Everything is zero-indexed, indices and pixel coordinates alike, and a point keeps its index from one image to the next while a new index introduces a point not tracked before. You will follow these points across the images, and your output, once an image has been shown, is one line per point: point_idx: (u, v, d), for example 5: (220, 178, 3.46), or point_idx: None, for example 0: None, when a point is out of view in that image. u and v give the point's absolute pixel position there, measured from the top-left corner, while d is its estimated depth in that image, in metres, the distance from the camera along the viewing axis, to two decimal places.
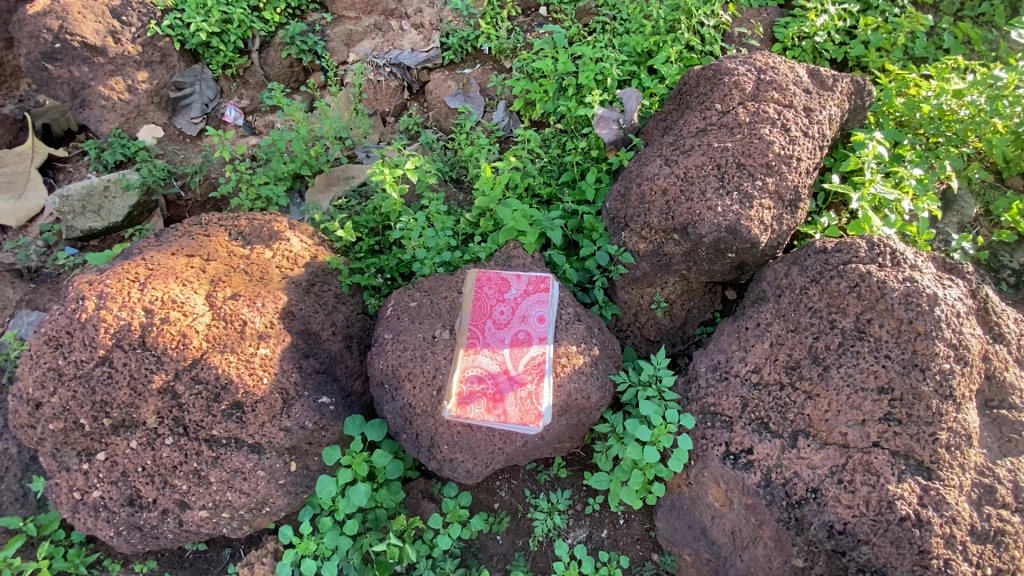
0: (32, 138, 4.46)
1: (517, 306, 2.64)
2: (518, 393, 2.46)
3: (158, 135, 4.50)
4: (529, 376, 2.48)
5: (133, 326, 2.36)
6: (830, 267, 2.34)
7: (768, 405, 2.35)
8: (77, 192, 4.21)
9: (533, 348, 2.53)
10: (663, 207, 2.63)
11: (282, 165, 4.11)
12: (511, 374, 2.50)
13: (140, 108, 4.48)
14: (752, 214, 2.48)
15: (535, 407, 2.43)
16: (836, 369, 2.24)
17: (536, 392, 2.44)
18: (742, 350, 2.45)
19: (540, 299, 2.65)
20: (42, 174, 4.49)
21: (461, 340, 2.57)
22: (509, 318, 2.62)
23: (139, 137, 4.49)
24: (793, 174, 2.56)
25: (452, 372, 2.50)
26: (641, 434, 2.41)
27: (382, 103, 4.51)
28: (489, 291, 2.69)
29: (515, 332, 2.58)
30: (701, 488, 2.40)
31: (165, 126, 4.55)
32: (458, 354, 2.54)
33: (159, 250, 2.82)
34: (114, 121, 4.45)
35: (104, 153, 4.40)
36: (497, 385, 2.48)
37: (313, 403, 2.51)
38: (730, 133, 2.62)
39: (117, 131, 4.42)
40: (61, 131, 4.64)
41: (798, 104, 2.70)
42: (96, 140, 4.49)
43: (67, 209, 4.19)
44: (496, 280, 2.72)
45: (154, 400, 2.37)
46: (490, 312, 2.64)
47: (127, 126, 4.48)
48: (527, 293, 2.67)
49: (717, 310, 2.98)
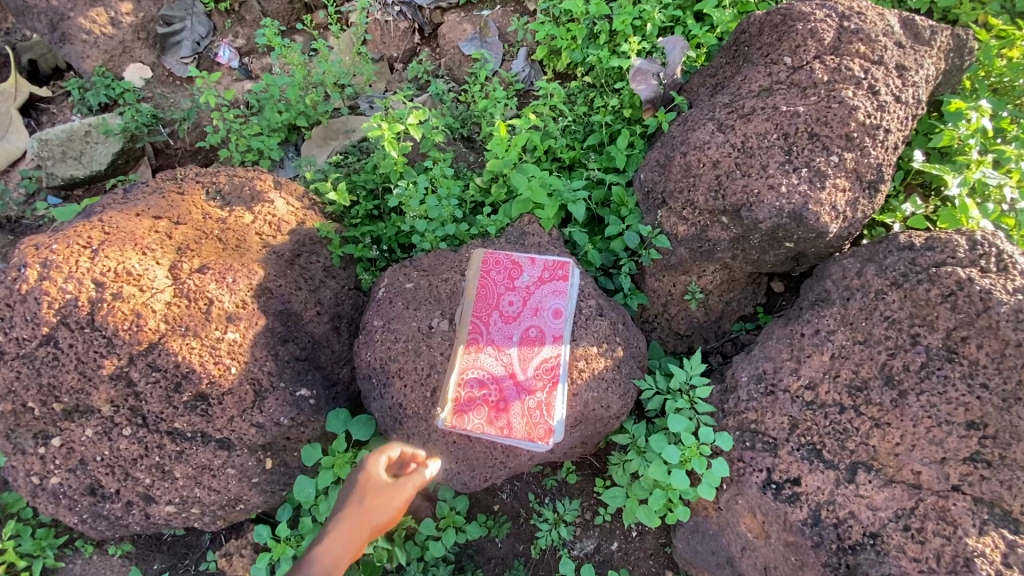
0: (15, 74, 4.06)
1: (529, 296, 2.25)
2: (525, 403, 2.12)
3: (146, 76, 4.08)
4: (540, 383, 2.12)
5: (80, 302, 2.02)
6: (918, 269, 1.91)
7: (823, 430, 1.96)
8: (57, 136, 3.83)
9: (545, 349, 2.16)
10: (713, 182, 2.17)
11: (275, 115, 3.67)
12: (518, 380, 2.15)
13: (125, 44, 4.05)
14: (823, 197, 2.02)
15: (544, 421, 2.09)
16: (915, 396, 1.84)
17: (547, 403, 2.10)
18: (794, 360, 2.05)
19: (557, 289, 2.25)
20: (24, 116, 4.11)
21: (461, 334, 2.20)
22: (519, 310, 2.24)
23: (125, 77, 4.06)
24: (877, 149, 2.07)
25: (449, 374, 2.15)
26: (668, 455, 2.05)
27: (389, 47, 4.02)
28: (497, 276, 2.30)
29: (526, 328, 2.21)
30: (733, 516, 2.06)
31: (153, 65, 4.11)
32: (457, 352, 2.18)
33: (122, 210, 2.46)
34: (97, 58, 4.01)
35: (87, 94, 3.99)
36: (500, 392, 2.14)
37: (290, 397, 2.19)
38: (802, 94, 2.12)
39: (100, 70, 4.00)
40: (50, 69, 4.22)
41: (889, 61, 2.17)
42: (79, 79, 4.07)
43: (46, 154, 3.83)
44: (506, 264, 2.32)
45: (106, 387, 2.06)
46: (497, 302, 2.26)
47: (112, 64, 4.05)
48: (542, 281, 2.28)
49: (759, 304, 2.57)
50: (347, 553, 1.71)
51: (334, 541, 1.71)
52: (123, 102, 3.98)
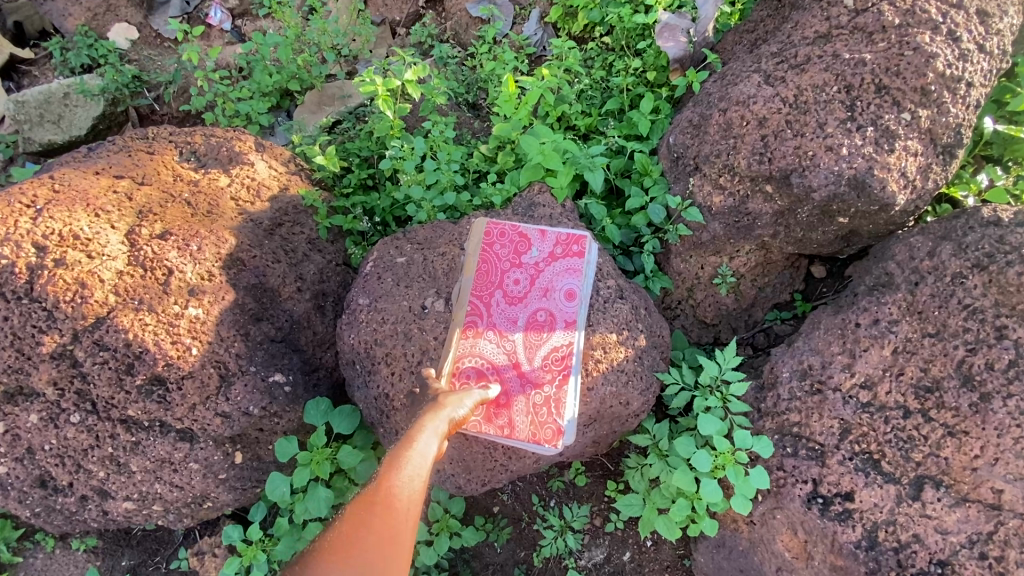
0: None
1: (538, 275, 1.96)
2: (530, 399, 1.83)
3: (132, 37, 3.86)
4: (548, 375, 1.83)
5: (17, 269, 1.75)
6: (1007, 248, 1.59)
7: (883, 437, 1.65)
8: (34, 97, 3.54)
9: (556, 336, 1.87)
10: (757, 144, 1.85)
11: (266, 77, 3.37)
12: (523, 371, 1.86)
13: (111, 4, 3.84)
14: (891, 161, 1.70)
15: (552, 420, 1.80)
16: (1000, 400, 1.53)
17: (557, 399, 1.81)
18: (848, 354, 1.74)
19: (570, 266, 1.95)
20: (4, 79, 3.82)
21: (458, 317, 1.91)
22: (526, 290, 1.95)
23: (110, 38, 3.84)
24: (957, 107, 1.74)
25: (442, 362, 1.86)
26: (697, 461, 1.76)
27: (392, 11, 3.72)
28: (501, 250, 2.00)
29: (533, 311, 1.92)
30: (769, 533, 1.78)
31: (140, 26, 3.90)
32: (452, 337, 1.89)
33: (80, 168, 2.18)
34: (80, 17, 3.82)
35: (68, 54, 3.72)
36: (502, 385, 1.86)
37: (262, 383, 1.92)
38: (868, 40, 1.79)
39: (83, 30, 3.77)
40: (35, 32, 3.94)
41: (972, 4, 1.82)
42: (60, 38, 3.80)
43: (22, 117, 3.54)
44: (512, 236, 2.02)
45: (48, 367, 1.79)
46: (501, 281, 1.97)
47: (95, 24, 3.83)
48: (554, 257, 1.98)
49: (797, 291, 2.26)
50: (421, 473, 1.34)
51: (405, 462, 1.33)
52: (105, 62, 3.71)
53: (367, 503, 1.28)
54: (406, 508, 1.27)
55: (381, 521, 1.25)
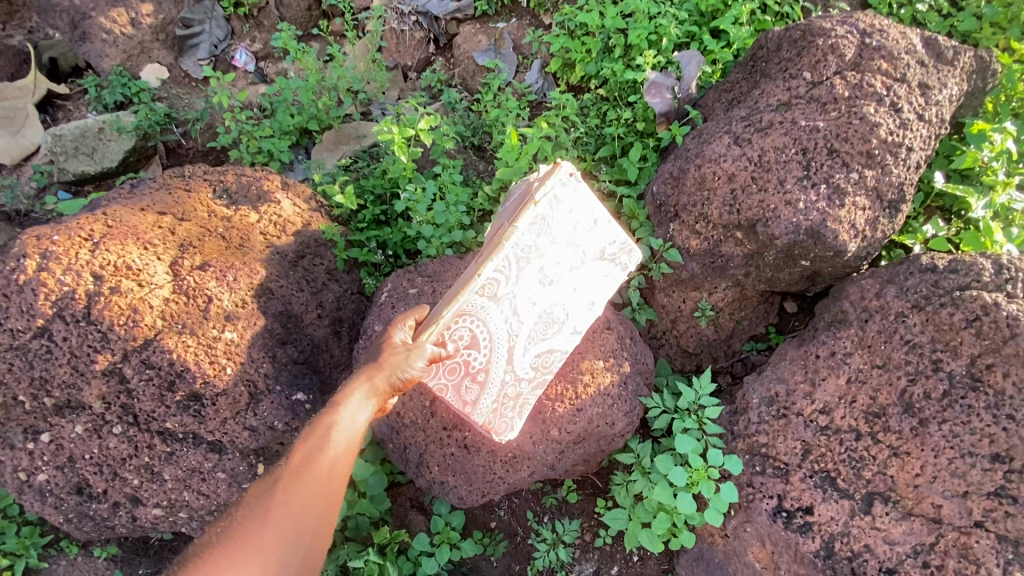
0: (34, 71, 4.06)
1: (582, 263, 1.97)
2: (506, 386, 1.94)
3: (162, 77, 4.11)
4: (532, 375, 1.97)
5: (77, 295, 1.98)
6: (940, 291, 1.83)
7: (839, 457, 1.87)
8: (70, 131, 3.84)
9: (557, 339, 1.99)
10: (727, 196, 2.12)
11: (288, 117, 3.66)
12: (513, 356, 1.93)
13: (144, 44, 4.10)
14: (842, 214, 1.96)
15: (511, 418, 1.97)
16: (936, 425, 1.74)
17: (522, 403, 1.98)
18: (809, 383, 1.96)
19: (610, 272, 2.02)
20: (40, 112, 4.11)
21: (487, 265, 1.81)
22: (564, 273, 1.95)
23: (142, 77, 4.10)
24: (899, 167, 2.02)
25: (452, 307, 1.79)
26: (675, 477, 1.95)
27: (404, 56, 4.01)
28: (564, 213, 1.90)
29: (557, 301, 1.96)
30: (741, 545, 1.97)
31: (170, 66, 4.15)
32: (473, 285, 1.80)
33: (127, 205, 2.42)
34: (115, 57, 4.06)
35: (103, 92, 4.01)
36: (492, 356, 1.90)
37: (286, 401, 2.14)
38: (822, 109, 2.07)
39: (118, 69, 4.03)
40: (69, 67, 4.23)
41: (912, 79, 2.12)
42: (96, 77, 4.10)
43: (58, 149, 3.83)
44: (582, 203, 1.92)
45: (99, 383, 2.01)
46: (547, 249, 1.92)
47: (129, 63, 4.09)
48: (603, 254, 2.00)
49: (771, 324, 2.49)
50: (352, 434, 1.61)
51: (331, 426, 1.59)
52: (138, 101, 4.01)
53: (299, 464, 1.53)
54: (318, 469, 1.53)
55: (313, 484, 1.51)
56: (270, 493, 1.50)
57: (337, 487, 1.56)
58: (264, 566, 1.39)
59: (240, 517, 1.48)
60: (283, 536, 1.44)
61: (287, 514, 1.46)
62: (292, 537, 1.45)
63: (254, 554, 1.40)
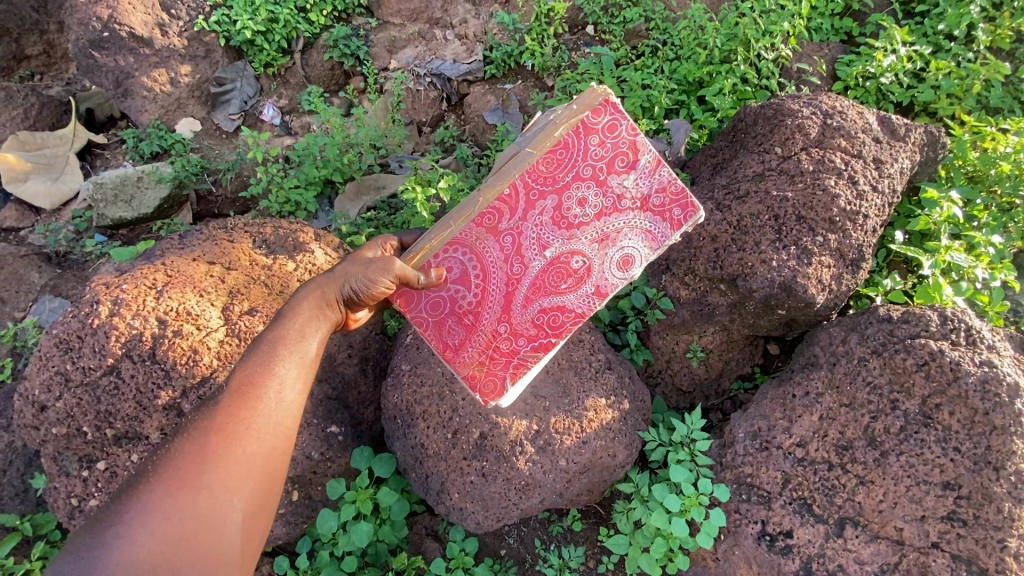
0: (75, 122, 4.23)
1: (614, 210, 2.03)
2: (498, 330, 2.12)
3: (195, 129, 4.17)
4: (534, 331, 2.11)
5: (144, 337, 2.31)
6: (895, 339, 2.13)
7: (814, 485, 2.12)
8: (111, 179, 3.92)
9: (567, 293, 2.09)
10: (712, 254, 2.46)
11: (313, 169, 3.71)
12: (512, 299, 2.11)
13: (180, 100, 4.16)
14: (810, 271, 2.28)
15: (502, 384, 2.13)
16: (895, 456, 2.02)
17: (519, 372, 2.13)
18: (787, 419, 2.23)
19: (652, 227, 2.03)
20: (80, 160, 4.24)
21: (492, 193, 2.06)
22: (589, 218, 2.05)
23: (177, 130, 4.16)
24: (858, 232, 2.35)
25: (450, 228, 2.08)
26: (670, 504, 2.19)
27: (419, 113, 4.13)
28: (597, 147, 2.00)
29: (574, 250, 2.07)
30: (731, 567, 2.19)
31: (203, 120, 4.21)
32: (474, 212, 2.07)
33: (180, 255, 2.65)
34: (154, 112, 4.14)
35: (141, 143, 4.10)
36: (485, 297, 2.12)
37: (322, 433, 2.44)
38: (791, 181, 2.41)
39: (156, 122, 4.12)
40: (104, 117, 4.39)
41: (867, 154, 2.47)
42: (135, 129, 4.19)
43: (99, 196, 3.91)
44: (620, 143, 2.00)
45: (159, 415, 2.30)
46: (569, 186, 2.03)
47: (166, 117, 4.17)
48: (647, 204, 2.03)
49: (756, 364, 2.76)
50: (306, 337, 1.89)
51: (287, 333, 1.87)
52: (175, 152, 4.09)
53: (257, 390, 1.72)
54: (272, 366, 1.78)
55: (267, 378, 1.76)
56: (226, 415, 1.67)
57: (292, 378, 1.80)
58: (220, 443, 1.63)
59: (199, 439, 1.63)
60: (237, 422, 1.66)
61: (251, 433, 1.66)
62: (258, 451, 1.66)
63: (223, 472, 1.59)
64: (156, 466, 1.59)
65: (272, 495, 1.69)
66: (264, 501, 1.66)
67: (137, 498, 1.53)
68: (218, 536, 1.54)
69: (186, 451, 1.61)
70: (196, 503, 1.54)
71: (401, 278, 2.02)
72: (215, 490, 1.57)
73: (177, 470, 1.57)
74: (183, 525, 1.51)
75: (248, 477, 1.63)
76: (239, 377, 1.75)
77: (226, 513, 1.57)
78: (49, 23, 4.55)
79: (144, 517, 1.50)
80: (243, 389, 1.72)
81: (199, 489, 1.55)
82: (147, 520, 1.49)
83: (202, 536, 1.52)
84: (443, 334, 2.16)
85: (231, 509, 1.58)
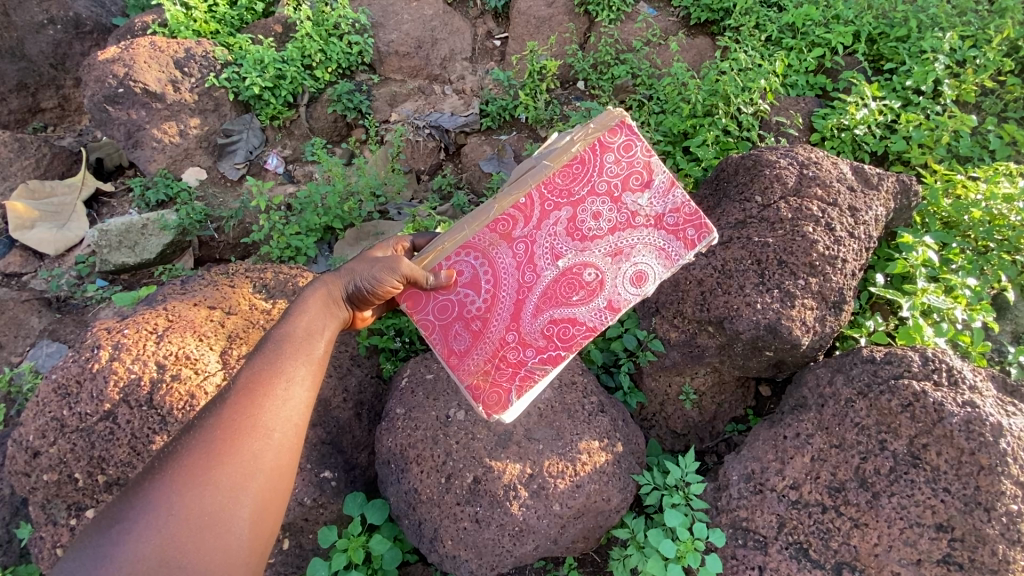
0: (84, 170, 4.38)
1: (627, 227, 2.13)
2: (507, 339, 2.15)
3: (201, 177, 4.31)
4: (543, 342, 2.14)
5: (142, 382, 2.36)
6: (879, 379, 2.18)
7: (808, 529, 2.12)
8: (115, 226, 4.00)
9: (579, 305, 2.15)
10: (698, 298, 2.55)
11: (314, 216, 3.75)
12: (522, 307, 2.15)
13: (188, 151, 4.31)
14: (794, 313, 2.36)
15: (507, 396, 2.11)
16: (887, 498, 2.03)
17: (525, 384, 2.12)
18: (779, 461, 2.24)
19: (665, 245, 2.12)
20: (87, 207, 4.35)
21: (509, 201, 2.16)
22: (602, 232, 2.14)
23: (184, 178, 4.31)
24: (838, 275, 2.45)
25: (465, 231, 2.16)
26: (665, 550, 2.16)
27: (417, 162, 4.28)
28: (613, 165, 2.13)
29: (586, 262, 2.14)
30: None
31: (209, 169, 4.35)
32: (488, 218, 2.17)
33: (180, 298, 2.70)
34: (161, 161, 4.28)
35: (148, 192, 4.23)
36: (492, 304, 2.16)
37: (314, 478, 2.45)
38: (771, 228, 2.53)
39: (163, 172, 4.26)
40: (113, 166, 4.56)
41: (843, 203, 2.59)
42: (143, 178, 4.34)
43: (103, 242, 3.96)
44: (635, 163, 2.13)
45: None
46: (582, 199, 2.14)
47: (173, 166, 4.31)
48: (661, 222, 2.12)
49: (749, 407, 2.78)
50: (309, 334, 1.90)
51: (289, 330, 1.88)
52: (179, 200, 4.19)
53: (264, 386, 1.70)
54: (276, 361, 1.77)
55: (270, 370, 1.74)
56: (232, 410, 1.63)
57: (294, 371, 1.77)
58: (223, 433, 1.58)
59: (203, 435, 1.58)
60: (238, 412, 1.63)
61: (256, 429, 1.62)
62: (265, 447, 1.61)
63: (230, 467, 1.55)
64: (161, 463, 1.56)
65: (281, 495, 1.62)
66: (272, 500, 1.60)
67: (141, 494, 1.49)
68: (224, 534, 1.48)
69: (189, 449, 1.56)
70: (202, 497, 1.49)
71: (409, 278, 2.09)
72: (221, 485, 1.52)
73: (182, 466, 1.53)
74: (189, 521, 1.46)
75: (255, 474, 1.57)
76: (246, 374, 1.73)
77: (232, 509, 1.51)
78: (66, 79, 4.80)
79: (150, 511, 1.46)
80: (250, 386, 1.69)
81: (203, 485, 1.50)
82: (153, 515, 1.45)
83: (210, 531, 1.47)
84: (450, 338, 2.18)
85: (237, 505, 1.52)
